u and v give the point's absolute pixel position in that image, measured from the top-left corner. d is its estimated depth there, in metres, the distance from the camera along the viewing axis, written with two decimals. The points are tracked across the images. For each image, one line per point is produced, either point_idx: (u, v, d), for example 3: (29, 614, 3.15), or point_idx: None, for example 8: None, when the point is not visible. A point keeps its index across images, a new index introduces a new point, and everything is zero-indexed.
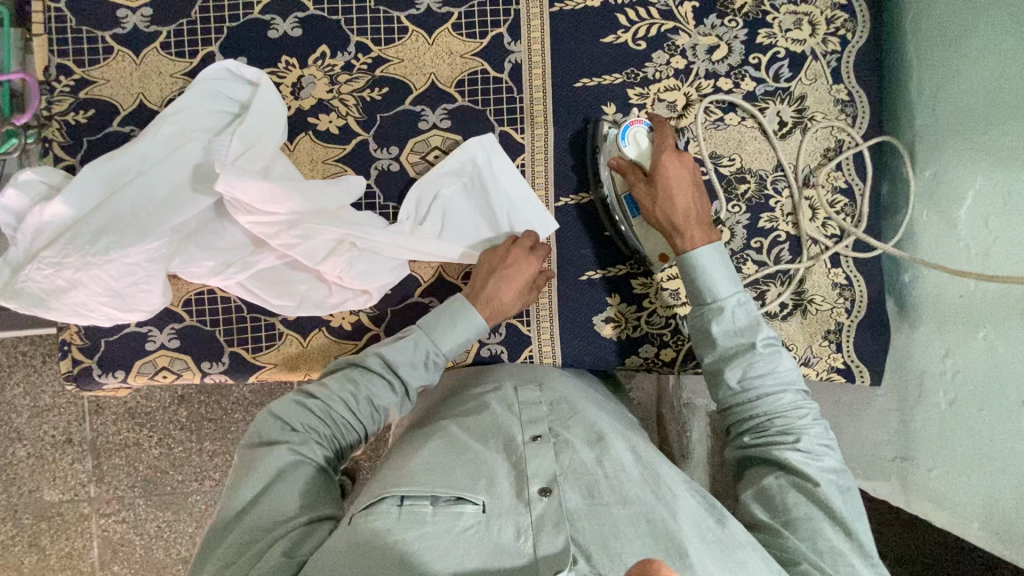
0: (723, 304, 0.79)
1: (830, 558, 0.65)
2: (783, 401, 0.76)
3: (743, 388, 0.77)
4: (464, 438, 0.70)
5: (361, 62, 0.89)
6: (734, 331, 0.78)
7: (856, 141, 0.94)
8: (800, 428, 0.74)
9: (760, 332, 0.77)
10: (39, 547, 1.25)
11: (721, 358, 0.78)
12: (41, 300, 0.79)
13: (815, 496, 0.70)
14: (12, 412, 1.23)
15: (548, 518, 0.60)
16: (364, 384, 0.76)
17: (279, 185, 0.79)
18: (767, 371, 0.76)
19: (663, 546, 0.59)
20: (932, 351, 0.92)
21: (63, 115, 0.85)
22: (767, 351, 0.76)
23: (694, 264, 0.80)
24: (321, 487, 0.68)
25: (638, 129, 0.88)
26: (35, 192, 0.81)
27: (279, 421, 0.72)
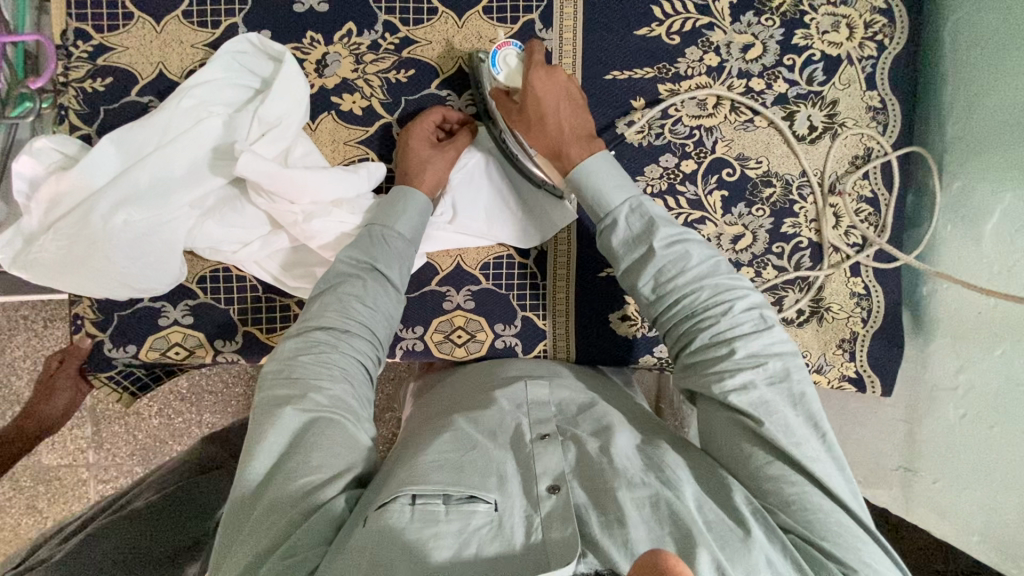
0: (617, 216, 0.76)
1: (794, 509, 0.60)
2: (699, 301, 0.70)
3: (659, 296, 0.73)
4: (472, 433, 0.68)
5: (388, 42, 0.86)
6: (634, 239, 0.74)
7: (885, 150, 0.93)
8: (728, 332, 0.68)
9: (657, 233, 0.73)
10: (37, 509, 1.25)
11: (630, 271, 0.75)
12: (55, 272, 0.77)
13: (758, 424, 0.63)
14: (14, 375, 1.22)
15: (557, 511, 0.59)
16: (351, 293, 0.75)
17: (294, 174, 0.78)
18: (680, 269, 0.72)
19: (669, 531, 0.57)
20: (946, 365, 0.92)
21: (80, 82, 0.83)
22: (672, 251, 0.72)
23: (584, 179, 0.77)
24: (332, 428, 0.65)
25: (508, 51, 0.83)
26: (51, 161, 0.79)
27: (280, 373, 0.69)
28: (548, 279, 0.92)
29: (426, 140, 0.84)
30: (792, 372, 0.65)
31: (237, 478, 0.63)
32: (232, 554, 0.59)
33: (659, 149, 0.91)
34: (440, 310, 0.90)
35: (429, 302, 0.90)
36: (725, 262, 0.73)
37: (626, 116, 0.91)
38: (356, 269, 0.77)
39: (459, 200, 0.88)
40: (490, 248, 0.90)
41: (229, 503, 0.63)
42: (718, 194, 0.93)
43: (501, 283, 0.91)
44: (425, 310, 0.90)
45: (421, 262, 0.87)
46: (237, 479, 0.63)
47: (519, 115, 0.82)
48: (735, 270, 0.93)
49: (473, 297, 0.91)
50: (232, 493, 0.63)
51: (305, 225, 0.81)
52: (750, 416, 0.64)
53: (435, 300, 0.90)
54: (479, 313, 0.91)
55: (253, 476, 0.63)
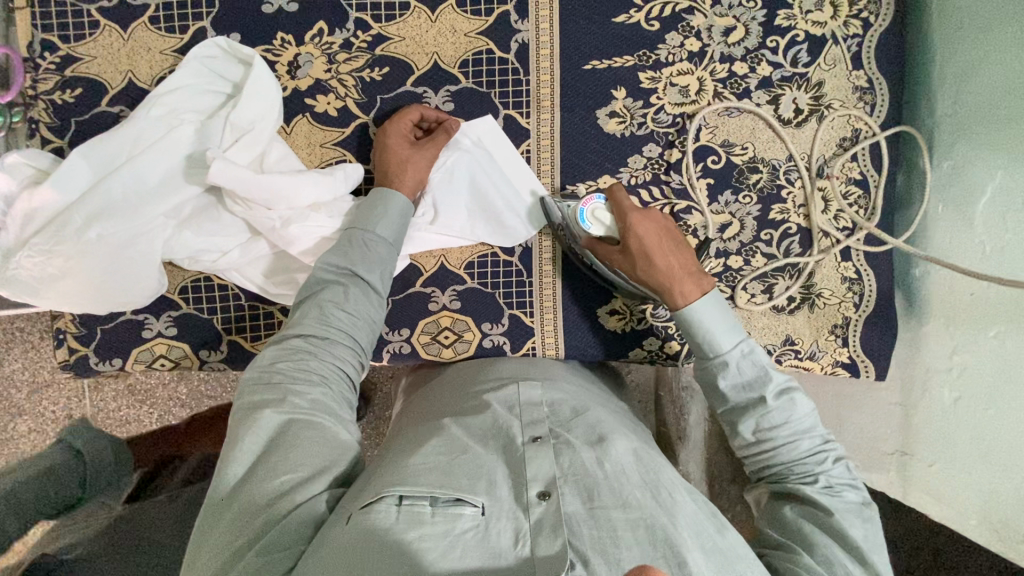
0: (727, 359, 0.74)
1: None
2: (800, 446, 0.71)
3: (760, 438, 0.72)
4: (463, 439, 0.68)
5: (360, 40, 0.85)
6: (742, 384, 0.73)
7: (873, 130, 0.91)
8: (821, 470, 0.69)
9: (770, 383, 0.72)
10: None
11: (733, 409, 0.74)
12: (34, 288, 0.77)
13: (830, 525, 0.65)
14: (10, 389, 1.22)
15: (546, 521, 0.58)
16: (332, 298, 0.74)
17: (268, 180, 0.77)
18: (784, 415, 0.71)
19: (661, 553, 0.56)
20: (941, 348, 0.90)
21: (49, 94, 0.81)
22: (781, 399, 0.71)
23: (692, 321, 0.76)
24: (310, 431, 0.65)
25: (595, 205, 0.82)
26: (23, 176, 0.78)
27: (260, 375, 0.69)
28: (534, 275, 0.90)
29: (403, 143, 0.82)
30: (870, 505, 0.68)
31: (218, 471, 0.63)
32: (209, 544, 0.60)
33: (642, 139, 0.90)
34: (425, 311, 0.89)
35: (415, 303, 0.89)
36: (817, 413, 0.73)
37: (607, 106, 0.89)
38: (336, 274, 0.76)
39: (440, 200, 0.86)
40: (473, 246, 0.89)
41: (209, 499, 0.63)
42: (704, 182, 0.91)
43: (487, 282, 0.90)
44: (410, 312, 0.89)
45: (404, 264, 0.86)
46: (217, 477, 0.63)
47: (623, 259, 0.81)
48: (723, 259, 0.92)
49: (458, 297, 0.90)
50: (213, 483, 0.63)
51: (283, 231, 0.79)
52: (821, 519, 0.66)
53: (419, 301, 0.89)
54: (465, 313, 0.90)
55: (231, 476, 0.63)
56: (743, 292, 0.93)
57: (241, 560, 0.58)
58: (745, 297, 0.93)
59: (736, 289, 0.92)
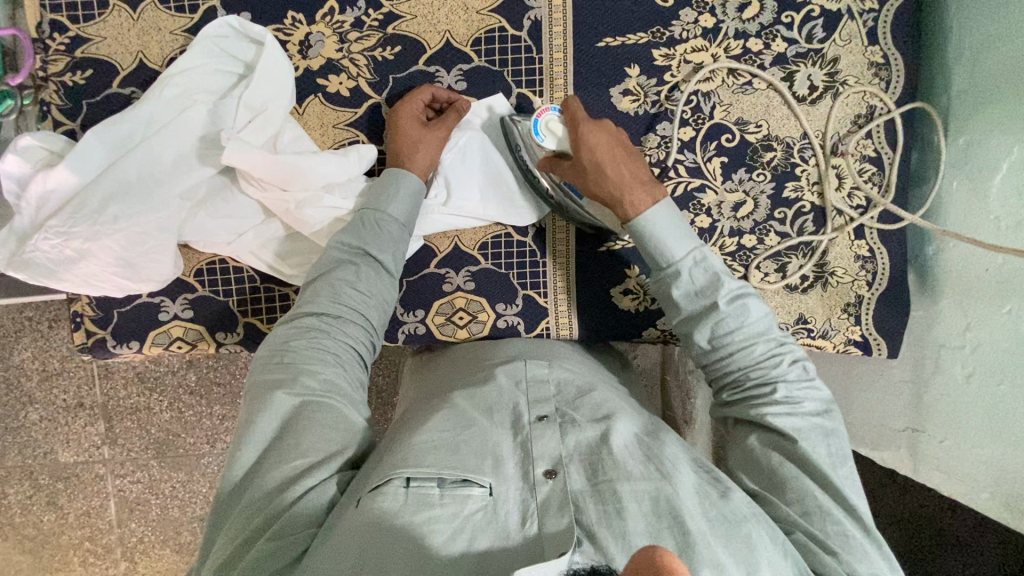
0: (679, 267, 0.74)
1: (820, 519, 0.62)
2: (756, 353, 0.71)
3: (714, 346, 0.73)
4: (471, 414, 0.69)
5: (372, 18, 0.84)
6: (695, 293, 0.73)
7: (889, 107, 0.90)
8: (777, 376, 0.70)
9: (721, 288, 0.72)
10: (58, 505, 1.27)
11: (687, 320, 0.74)
12: (50, 272, 0.76)
13: (796, 452, 0.66)
14: (23, 375, 1.23)
15: (553, 500, 0.59)
16: (343, 278, 0.74)
17: (281, 159, 0.77)
18: (736, 326, 0.71)
19: (666, 524, 0.57)
20: (953, 324, 0.91)
21: (60, 76, 0.81)
22: (733, 305, 0.72)
23: (644, 231, 0.75)
24: (323, 412, 0.65)
25: (549, 116, 0.79)
26: (37, 159, 0.78)
27: (271, 356, 0.70)
28: (548, 256, 0.90)
29: (416, 121, 0.82)
30: (832, 412, 0.69)
31: (230, 454, 0.65)
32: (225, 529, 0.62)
33: (656, 118, 0.89)
34: (439, 292, 0.89)
35: (429, 284, 0.89)
36: (769, 316, 0.73)
37: (620, 84, 0.88)
38: (348, 254, 0.76)
39: (453, 179, 0.86)
40: (487, 227, 0.89)
41: (221, 487, 0.64)
42: (718, 160, 0.91)
43: (501, 262, 0.90)
44: (424, 292, 0.89)
45: (418, 245, 0.86)
46: (229, 460, 0.64)
47: (576, 172, 0.79)
48: (737, 238, 0.92)
49: (472, 278, 0.90)
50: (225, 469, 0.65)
51: (297, 213, 0.79)
52: (782, 445, 0.67)
53: (433, 283, 0.89)
54: (479, 293, 0.90)
55: (246, 455, 0.64)
56: (756, 271, 0.93)
57: (252, 545, 0.59)
58: (759, 276, 0.93)
59: (749, 268, 0.92)
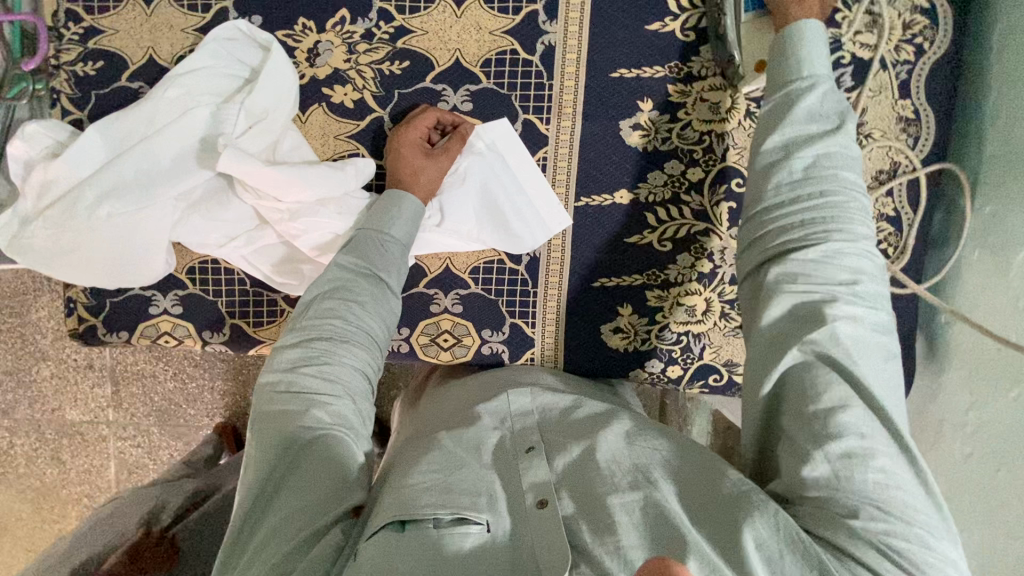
0: (819, 86, 0.68)
1: (857, 462, 0.56)
2: (848, 228, 0.64)
3: (806, 180, 0.65)
4: (456, 451, 0.68)
5: (382, 31, 0.82)
6: (819, 115, 0.68)
7: (915, 165, 0.86)
8: (854, 272, 0.63)
9: (848, 121, 0.67)
10: (61, 460, 1.32)
11: (792, 140, 0.67)
12: (45, 260, 0.78)
13: (849, 371, 0.59)
14: (38, 333, 1.27)
15: (547, 528, 0.59)
16: (352, 300, 0.73)
17: (278, 170, 0.76)
18: (841, 166, 0.66)
19: (660, 535, 0.56)
20: (957, 401, 0.87)
21: (71, 65, 0.82)
22: (846, 156, 0.66)
23: (801, 36, 0.70)
24: (333, 448, 0.64)
25: None
26: (42, 147, 0.79)
27: (280, 387, 0.68)
28: (539, 286, 0.89)
29: (418, 143, 0.81)
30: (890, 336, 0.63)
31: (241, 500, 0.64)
32: None
33: (665, 155, 0.86)
34: (426, 312, 0.89)
35: (416, 304, 0.89)
36: (868, 195, 0.67)
37: (631, 118, 0.85)
38: (355, 273, 0.75)
39: (448, 203, 0.84)
40: (480, 252, 0.88)
41: (225, 544, 0.63)
42: (726, 206, 0.87)
43: (491, 289, 0.89)
44: (411, 312, 0.89)
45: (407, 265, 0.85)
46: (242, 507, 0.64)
47: None
48: None
49: (460, 301, 0.89)
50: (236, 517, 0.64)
51: (291, 224, 0.79)
52: (842, 357, 0.60)
53: (421, 303, 0.88)
54: (466, 317, 0.89)
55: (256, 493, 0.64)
56: None
57: None
58: None
59: None
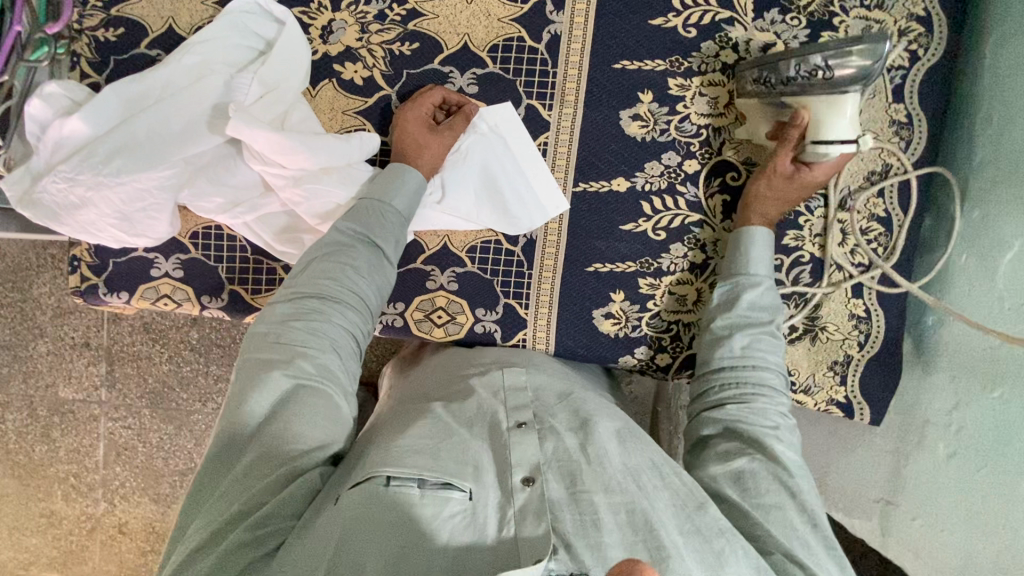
0: (760, 279, 0.81)
1: (802, 547, 0.65)
2: (773, 384, 0.76)
3: (744, 347, 0.78)
4: (449, 423, 0.70)
5: (394, 13, 0.85)
6: (756, 304, 0.80)
7: (905, 168, 0.88)
8: (780, 424, 0.74)
9: (778, 311, 0.81)
10: (49, 438, 1.32)
11: (734, 318, 0.80)
12: (54, 214, 0.79)
13: (790, 483, 0.69)
14: (37, 308, 1.28)
15: (531, 507, 0.61)
16: (347, 264, 0.75)
17: (287, 137, 0.78)
18: (769, 350, 0.78)
19: (641, 537, 0.60)
20: (941, 402, 0.88)
21: (93, 31, 0.85)
22: (772, 340, 0.78)
23: (749, 238, 0.83)
24: (315, 398, 0.68)
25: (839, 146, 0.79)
26: (59, 106, 0.81)
27: (270, 334, 0.71)
28: (534, 269, 0.90)
29: (424, 118, 0.84)
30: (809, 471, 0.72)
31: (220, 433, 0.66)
32: (204, 513, 0.63)
33: (663, 146, 0.88)
34: (422, 288, 0.90)
35: (413, 280, 0.90)
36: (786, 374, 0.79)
37: (631, 108, 0.87)
38: (353, 238, 0.77)
39: (450, 179, 0.86)
40: (478, 231, 0.89)
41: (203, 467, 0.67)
42: (720, 198, 0.89)
43: (487, 268, 0.90)
44: (407, 287, 0.90)
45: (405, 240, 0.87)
46: (220, 437, 0.67)
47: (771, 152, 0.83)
48: None
49: (456, 279, 0.90)
50: (213, 447, 0.66)
51: (295, 191, 0.81)
52: (784, 474, 0.69)
53: (417, 279, 0.90)
54: (461, 295, 0.90)
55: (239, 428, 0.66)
56: None
57: (229, 533, 0.60)
58: None
59: None
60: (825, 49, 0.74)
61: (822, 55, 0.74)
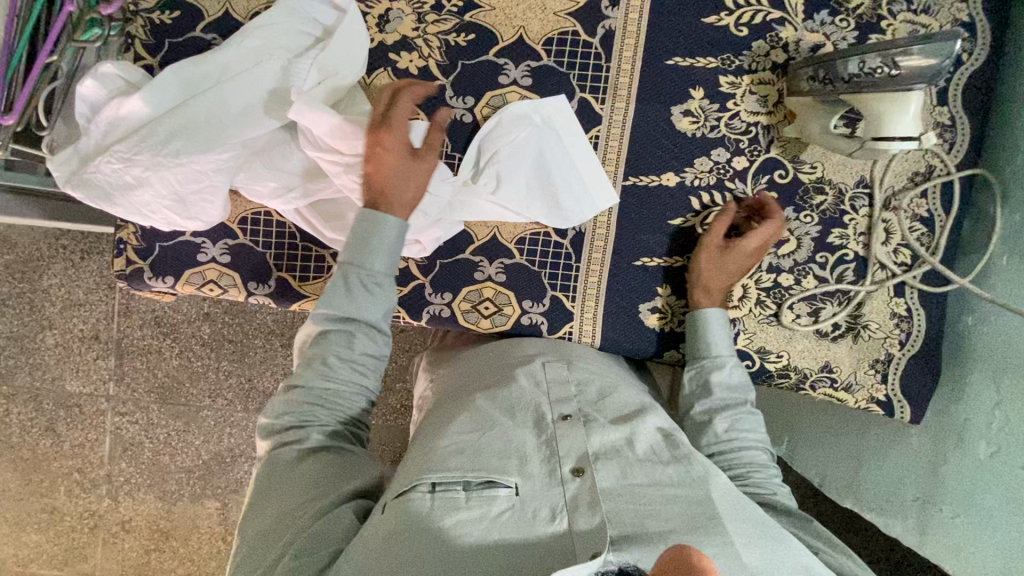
0: (723, 360, 0.83)
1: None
2: (760, 454, 0.79)
3: (727, 433, 0.80)
4: (492, 415, 0.71)
5: (451, 4, 0.86)
6: (729, 386, 0.83)
7: (949, 169, 0.89)
8: (776, 486, 0.78)
9: (750, 390, 0.83)
10: (55, 433, 1.30)
11: (714, 403, 0.82)
12: (107, 195, 0.79)
13: (810, 527, 0.73)
14: (46, 301, 1.27)
15: (582, 497, 0.61)
16: (339, 335, 0.75)
17: (348, 122, 0.78)
18: (751, 427, 0.81)
19: (700, 523, 0.59)
20: (981, 400, 0.89)
21: (149, 13, 0.85)
22: (752, 412, 0.82)
23: (702, 321, 0.85)
24: (322, 460, 0.70)
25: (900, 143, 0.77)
26: (113, 87, 0.81)
27: (283, 406, 0.74)
28: (583, 262, 0.91)
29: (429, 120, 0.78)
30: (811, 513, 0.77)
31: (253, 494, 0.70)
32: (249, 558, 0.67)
33: (713, 143, 0.89)
34: (470, 278, 0.90)
35: (462, 270, 0.90)
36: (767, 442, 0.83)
37: (683, 104, 0.88)
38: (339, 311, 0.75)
39: (505, 171, 0.86)
40: (528, 223, 0.90)
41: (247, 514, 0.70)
42: (768, 195, 0.90)
43: (535, 259, 0.90)
44: (455, 277, 0.90)
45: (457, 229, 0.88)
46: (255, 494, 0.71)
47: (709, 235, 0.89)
48: (775, 274, 0.91)
49: (504, 270, 0.90)
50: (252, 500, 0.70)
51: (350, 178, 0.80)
52: (801, 518, 0.74)
53: (466, 268, 0.90)
54: (509, 286, 0.90)
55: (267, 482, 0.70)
56: (789, 310, 0.92)
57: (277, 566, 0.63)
58: (791, 316, 0.92)
59: (782, 307, 0.91)
60: (892, 45, 0.72)
61: (887, 53, 0.73)
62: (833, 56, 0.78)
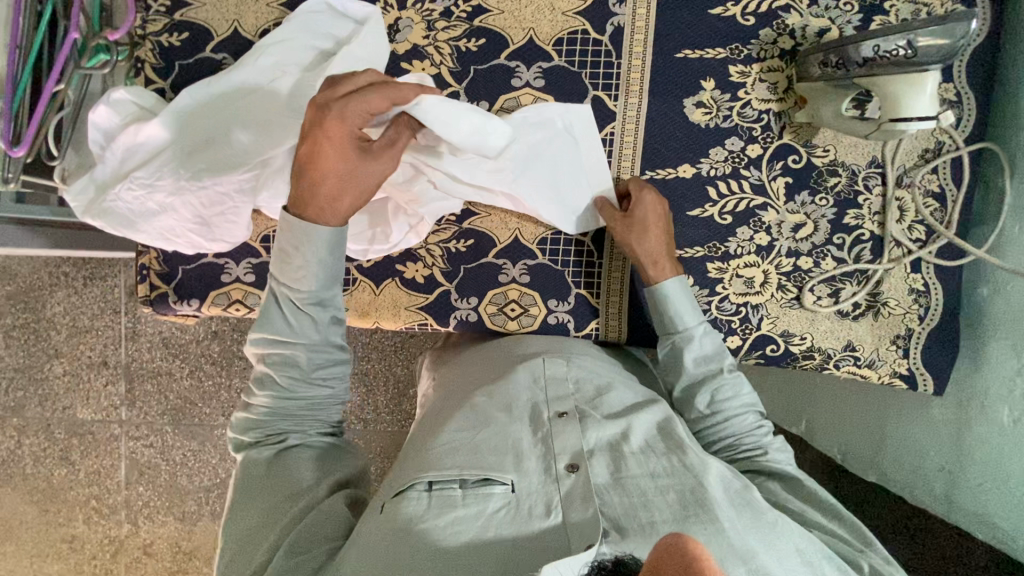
0: (692, 334, 0.83)
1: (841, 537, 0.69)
2: (746, 418, 0.81)
3: (712, 406, 0.81)
4: (489, 411, 0.72)
5: (460, 9, 0.86)
6: (702, 358, 0.83)
7: (957, 144, 0.91)
8: (766, 444, 0.80)
9: (726, 358, 0.83)
10: (69, 461, 1.29)
11: (692, 380, 0.83)
12: (129, 221, 0.79)
13: (802, 488, 0.76)
14: (52, 328, 1.26)
15: (576, 491, 0.62)
16: (296, 357, 0.71)
17: None
18: (732, 394, 0.81)
19: (692, 512, 0.60)
20: (1002, 369, 0.90)
21: (157, 35, 0.84)
22: (732, 376, 0.82)
23: (662, 297, 0.84)
24: (296, 456, 0.70)
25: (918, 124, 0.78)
26: (126, 112, 0.80)
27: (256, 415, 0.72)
28: (605, 259, 0.91)
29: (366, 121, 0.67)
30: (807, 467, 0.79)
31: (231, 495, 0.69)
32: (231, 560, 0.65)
33: (726, 132, 0.90)
34: (494, 281, 0.91)
35: (485, 274, 0.91)
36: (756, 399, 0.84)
37: (694, 96, 0.89)
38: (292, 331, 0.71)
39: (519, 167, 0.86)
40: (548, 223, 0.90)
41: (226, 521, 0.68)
42: (782, 180, 0.91)
43: (557, 259, 0.91)
44: (479, 281, 0.91)
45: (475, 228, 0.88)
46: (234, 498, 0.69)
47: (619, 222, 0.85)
48: (794, 258, 0.92)
49: (528, 271, 0.91)
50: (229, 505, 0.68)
51: None
52: (798, 483, 0.76)
53: (490, 272, 0.90)
54: (533, 287, 0.91)
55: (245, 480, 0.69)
56: (809, 293, 0.93)
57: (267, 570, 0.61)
58: (811, 299, 0.93)
59: (803, 290, 0.92)
60: (906, 27, 0.73)
61: (906, 35, 0.73)
62: (844, 41, 0.79)
